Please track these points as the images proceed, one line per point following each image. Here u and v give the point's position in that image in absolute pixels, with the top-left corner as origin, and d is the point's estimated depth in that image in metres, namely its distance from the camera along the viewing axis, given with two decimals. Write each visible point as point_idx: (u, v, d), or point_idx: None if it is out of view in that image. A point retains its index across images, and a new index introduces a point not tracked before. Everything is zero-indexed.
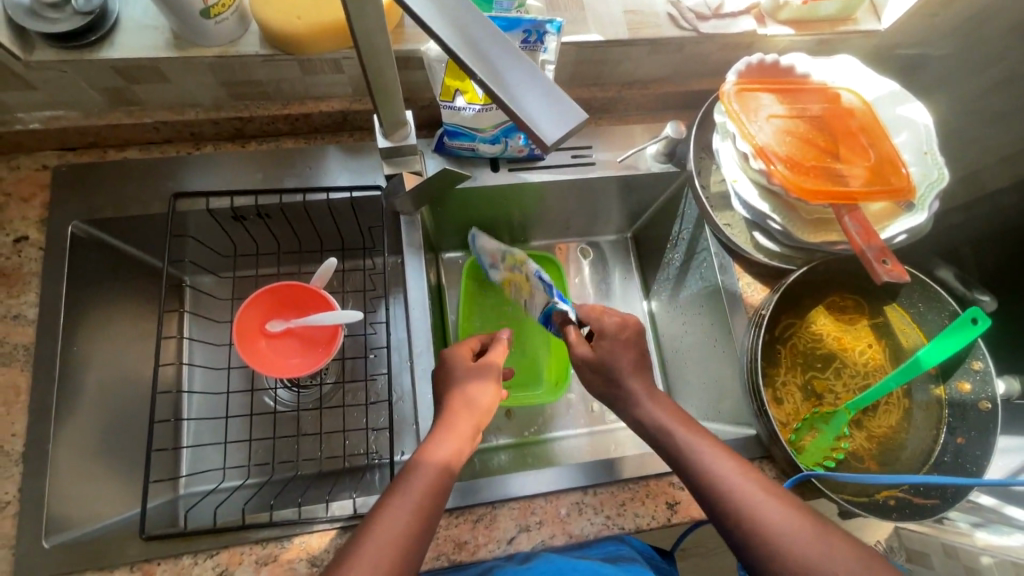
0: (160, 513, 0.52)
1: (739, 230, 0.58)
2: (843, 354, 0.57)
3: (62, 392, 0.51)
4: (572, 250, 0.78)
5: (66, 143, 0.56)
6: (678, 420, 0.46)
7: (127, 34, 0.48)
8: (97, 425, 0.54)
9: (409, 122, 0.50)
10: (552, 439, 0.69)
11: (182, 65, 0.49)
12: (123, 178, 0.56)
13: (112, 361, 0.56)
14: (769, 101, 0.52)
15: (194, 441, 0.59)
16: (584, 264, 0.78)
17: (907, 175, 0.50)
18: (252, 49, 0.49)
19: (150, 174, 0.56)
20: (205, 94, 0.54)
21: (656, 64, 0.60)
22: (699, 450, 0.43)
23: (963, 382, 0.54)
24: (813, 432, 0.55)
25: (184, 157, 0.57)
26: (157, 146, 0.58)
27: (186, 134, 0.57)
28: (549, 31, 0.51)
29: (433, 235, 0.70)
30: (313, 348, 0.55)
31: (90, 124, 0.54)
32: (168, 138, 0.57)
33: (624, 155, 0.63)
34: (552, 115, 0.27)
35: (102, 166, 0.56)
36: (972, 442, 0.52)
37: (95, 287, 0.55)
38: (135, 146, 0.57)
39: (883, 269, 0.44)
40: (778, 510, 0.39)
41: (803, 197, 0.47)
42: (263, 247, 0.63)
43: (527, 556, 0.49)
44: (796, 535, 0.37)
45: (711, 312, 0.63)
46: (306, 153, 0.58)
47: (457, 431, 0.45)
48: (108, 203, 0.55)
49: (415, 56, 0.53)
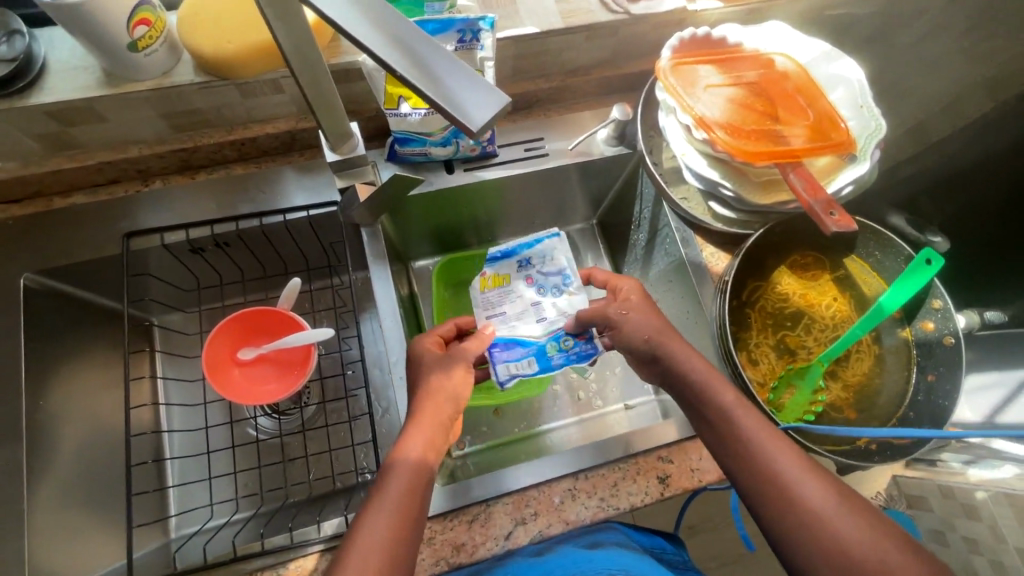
0: (150, 558, 0.51)
1: (697, 202, 0.60)
2: (810, 310, 0.59)
3: (31, 449, 0.50)
4: None
5: (9, 196, 0.54)
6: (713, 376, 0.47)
7: (56, 77, 0.47)
8: (73, 479, 0.52)
9: (355, 133, 0.50)
10: (542, 432, 0.69)
11: (117, 102, 0.48)
12: (72, 223, 0.54)
13: (82, 411, 0.55)
14: (706, 73, 0.53)
15: (179, 480, 0.58)
16: None
17: (846, 129, 0.51)
18: (187, 78, 0.48)
19: (100, 216, 0.55)
20: (145, 130, 0.53)
21: (594, 50, 0.60)
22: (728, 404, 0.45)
23: (927, 322, 0.56)
24: (791, 389, 0.56)
25: (133, 196, 0.56)
26: (104, 188, 0.57)
27: (132, 172, 0.56)
28: (483, 28, 0.51)
29: (400, 245, 0.70)
30: (288, 373, 0.54)
31: (30, 172, 0.52)
32: (115, 178, 0.56)
33: (576, 142, 0.63)
34: (478, 98, 0.26)
35: (49, 214, 0.55)
36: (942, 378, 0.54)
37: (56, 338, 0.54)
38: (82, 190, 0.56)
39: (830, 220, 0.45)
40: (798, 466, 0.41)
41: (747, 160, 0.48)
42: (227, 276, 0.62)
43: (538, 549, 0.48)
44: (810, 489, 0.40)
45: (680, 286, 0.64)
46: (258, 178, 0.58)
47: (422, 424, 0.44)
48: (58, 251, 0.54)
49: (353, 67, 0.53)
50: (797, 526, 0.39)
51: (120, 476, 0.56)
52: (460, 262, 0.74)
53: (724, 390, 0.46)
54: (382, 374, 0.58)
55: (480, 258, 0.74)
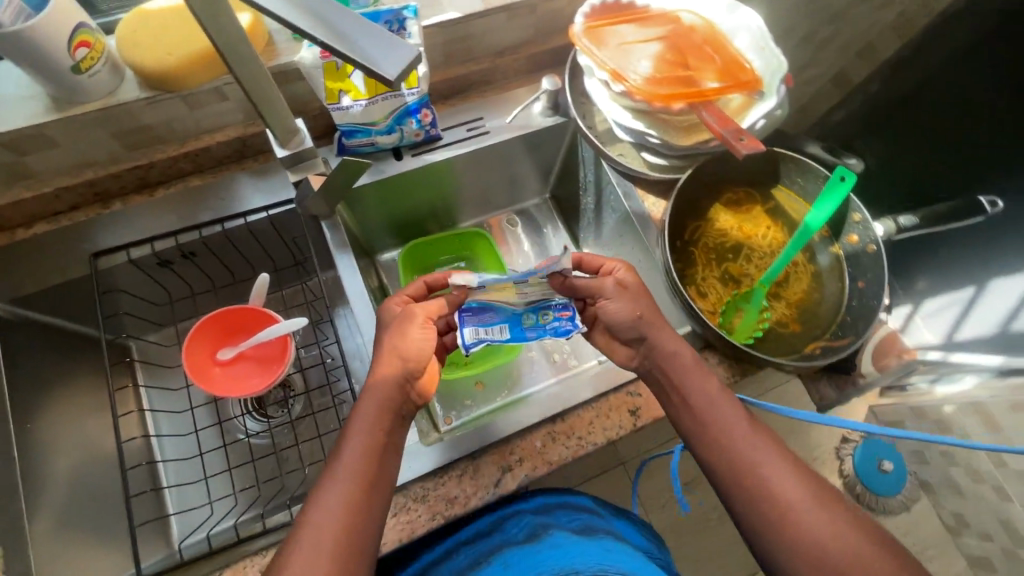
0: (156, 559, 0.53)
1: (632, 156, 0.64)
2: (748, 241, 0.64)
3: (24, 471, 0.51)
4: (502, 221, 0.83)
5: None
6: (694, 372, 0.49)
7: (4, 108, 0.49)
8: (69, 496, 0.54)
9: (302, 128, 0.52)
10: (524, 395, 0.72)
11: (66, 125, 0.50)
12: (38, 251, 0.56)
13: (70, 432, 0.56)
14: (619, 33, 0.58)
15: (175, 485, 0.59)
16: (517, 231, 0.83)
17: (750, 69, 0.57)
18: (133, 95, 0.51)
19: (64, 242, 0.57)
20: (98, 152, 0.55)
21: (517, 29, 0.65)
22: (713, 402, 0.48)
23: (851, 235, 0.61)
24: (740, 313, 0.61)
25: (95, 219, 0.58)
26: (65, 215, 0.58)
27: (91, 196, 0.58)
28: (407, 17, 0.55)
29: (364, 239, 0.73)
30: (268, 366, 0.57)
31: None
32: (74, 204, 0.58)
33: (513, 117, 0.68)
34: (390, 52, 0.29)
35: (13, 246, 0.56)
36: (870, 282, 0.59)
37: (35, 364, 0.55)
38: (43, 220, 0.58)
39: (741, 145, 0.50)
40: (779, 468, 0.45)
41: (662, 104, 0.53)
42: (197, 286, 0.64)
43: (535, 531, 0.51)
44: (789, 489, 0.44)
45: (630, 237, 0.68)
46: (215, 186, 0.60)
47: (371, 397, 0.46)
48: (27, 279, 0.55)
49: (291, 68, 0.56)
50: (772, 519, 0.43)
51: (116, 490, 0.57)
52: (425, 247, 0.77)
53: (708, 389, 0.49)
54: (359, 357, 0.58)
55: (443, 242, 0.77)
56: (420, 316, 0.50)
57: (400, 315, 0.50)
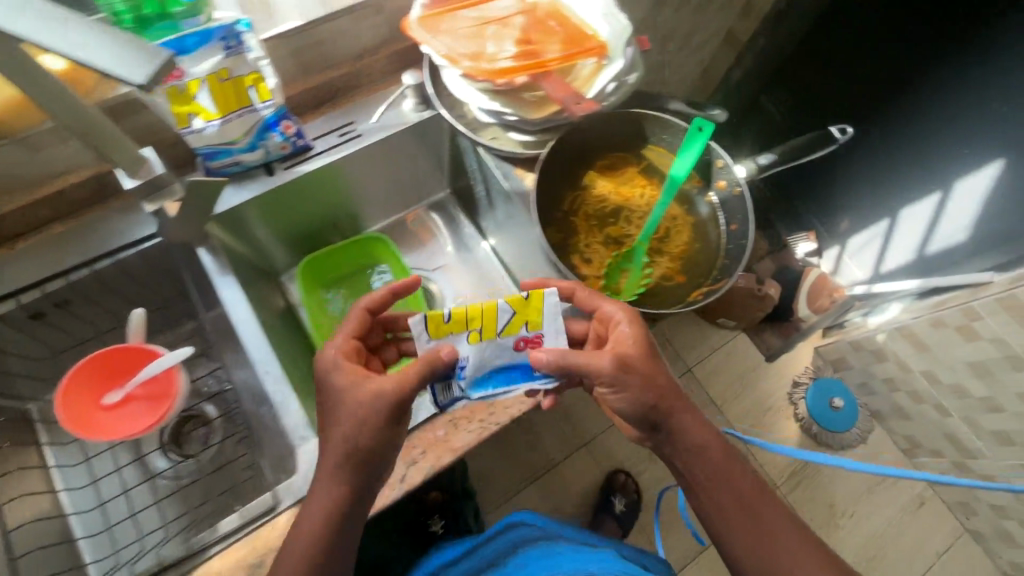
0: None
1: (503, 138, 0.62)
2: (627, 204, 0.65)
3: None
4: (418, 215, 0.84)
5: None
6: (716, 450, 0.51)
7: None
8: None
9: (151, 156, 0.52)
10: None
11: None
12: None
13: None
14: (459, 17, 0.59)
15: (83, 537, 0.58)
16: (433, 223, 0.84)
17: (593, 35, 0.58)
18: None
19: None
20: None
21: (369, 30, 0.65)
22: (732, 479, 0.50)
23: (720, 181, 0.62)
24: (624, 274, 0.63)
25: None
26: None
27: None
28: (241, 31, 0.55)
29: (260, 260, 0.73)
30: (157, 404, 0.55)
31: None
32: None
33: (379, 115, 0.68)
34: (134, 61, 0.34)
35: None
36: (742, 225, 0.60)
37: None
38: None
39: (578, 107, 0.57)
40: (799, 554, 0.49)
41: (503, 80, 0.55)
42: (82, 335, 0.62)
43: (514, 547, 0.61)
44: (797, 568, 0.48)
45: (514, 217, 0.69)
46: (79, 230, 0.58)
47: (325, 471, 0.47)
48: None
49: (133, 97, 0.55)
50: None
51: None
52: (325, 259, 0.76)
53: (737, 481, 0.50)
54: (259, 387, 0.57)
55: (342, 251, 0.77)
56: (380, 398, 0.46)
57: (341, 385, 0.48)
